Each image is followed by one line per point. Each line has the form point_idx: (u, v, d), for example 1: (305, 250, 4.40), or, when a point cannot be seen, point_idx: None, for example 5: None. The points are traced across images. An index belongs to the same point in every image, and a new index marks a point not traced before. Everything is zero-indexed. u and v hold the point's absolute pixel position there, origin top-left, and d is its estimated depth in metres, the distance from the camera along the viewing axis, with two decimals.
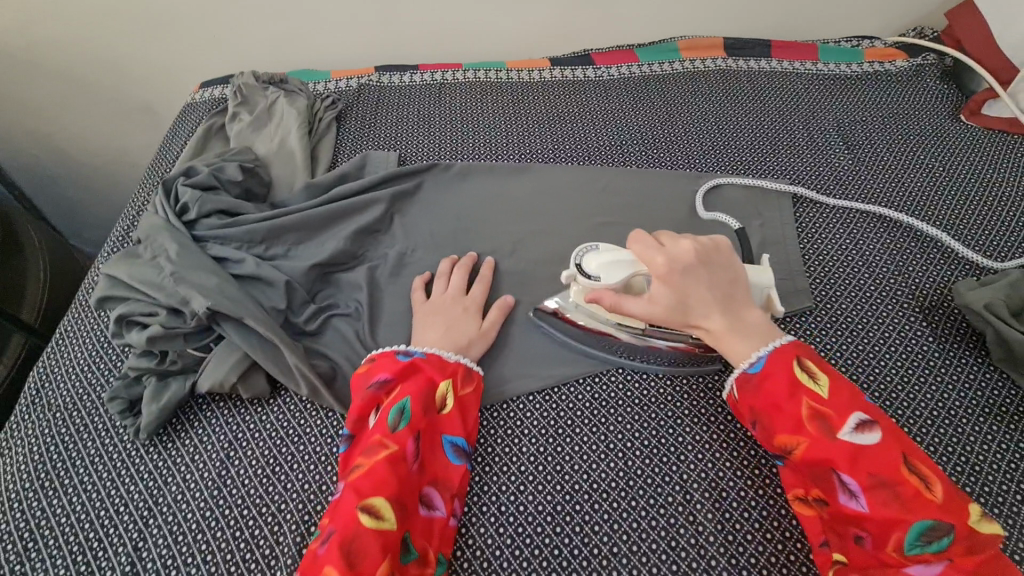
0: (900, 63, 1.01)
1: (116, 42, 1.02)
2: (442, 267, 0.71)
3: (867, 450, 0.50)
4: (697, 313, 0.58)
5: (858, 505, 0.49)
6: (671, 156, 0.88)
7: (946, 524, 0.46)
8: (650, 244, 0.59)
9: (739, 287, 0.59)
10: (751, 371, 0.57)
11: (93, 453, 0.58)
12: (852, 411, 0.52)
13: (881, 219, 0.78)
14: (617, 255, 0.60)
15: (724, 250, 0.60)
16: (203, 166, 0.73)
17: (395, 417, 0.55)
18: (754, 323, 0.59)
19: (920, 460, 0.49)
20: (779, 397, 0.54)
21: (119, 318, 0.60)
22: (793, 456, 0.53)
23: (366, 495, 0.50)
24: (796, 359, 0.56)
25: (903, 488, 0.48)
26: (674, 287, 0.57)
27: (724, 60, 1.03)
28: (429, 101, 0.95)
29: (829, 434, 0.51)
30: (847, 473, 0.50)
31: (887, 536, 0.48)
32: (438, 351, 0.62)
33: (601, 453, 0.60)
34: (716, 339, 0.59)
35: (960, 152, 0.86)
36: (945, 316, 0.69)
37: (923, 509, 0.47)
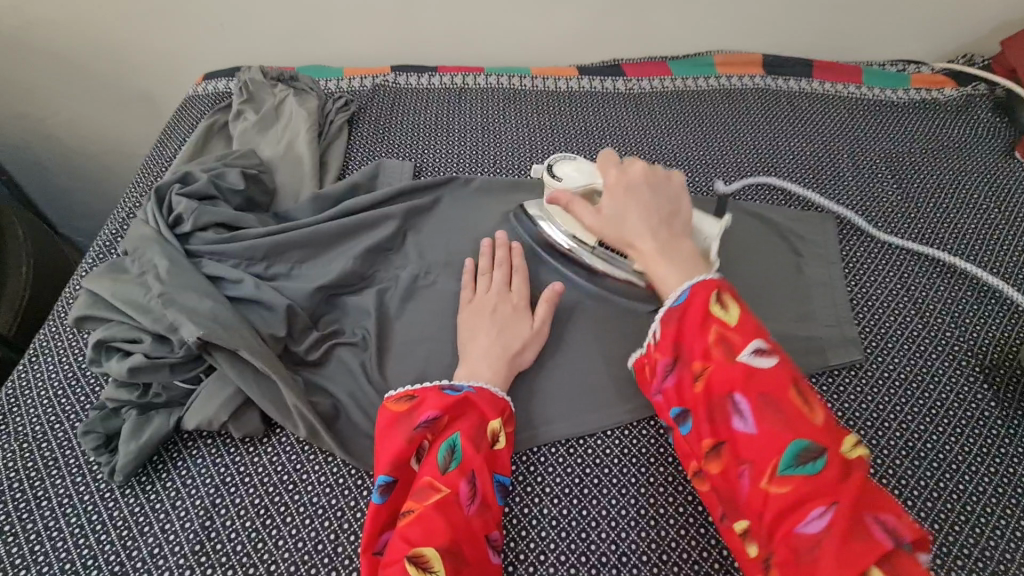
0: (948, 91, 0.96)
1: (116, 25, 0.95)
2: (483, 259, 0.66)
3: (763, 373, 0.46)
4: (632, 235, 0.58)
5: (746, 427, 0.45)
6: (707, 181, 0.82)
7: (824, 448, 0.43)
8: (612, 163, 0.63)
9: (681, 215, 0.59)
10: (675, 305, 0.52)
11: (61, 493, 0.51)
12: (754, 335, 0.48)
13: (933, 264, 0.73)
14: (583, 164, 0.65)
15: (677, 185, 0.61)
16: (201, 172, 0.66)
17: (446, 456, 0.50)
18: (689, 253, 0.56)
19: (809, 388, 0.47)
20: (690, 322, 0.50)
21: (99, 343, 0.54)
22: (695, 384, 0.49)
23: (415, 543, 0.45)
24: (716, 291, 0.51)
25: (791, 410, 0.45)
26: (616, 201, 0.59)
27: (763, 78, 0.97)
28: (449, 106, 0.88)
29: (730, 358, 0.47)
30: (741, 395, 0.46)
31: (768, 464, 0.44)
32: (488, 385, 0.55)
33: (631, 520, 0.54)
34: (646, 263, 0.56)
35: (1014, 194, 0.81)
36: (1006, 378, 0.63)
37: (806, 432, 0.44)
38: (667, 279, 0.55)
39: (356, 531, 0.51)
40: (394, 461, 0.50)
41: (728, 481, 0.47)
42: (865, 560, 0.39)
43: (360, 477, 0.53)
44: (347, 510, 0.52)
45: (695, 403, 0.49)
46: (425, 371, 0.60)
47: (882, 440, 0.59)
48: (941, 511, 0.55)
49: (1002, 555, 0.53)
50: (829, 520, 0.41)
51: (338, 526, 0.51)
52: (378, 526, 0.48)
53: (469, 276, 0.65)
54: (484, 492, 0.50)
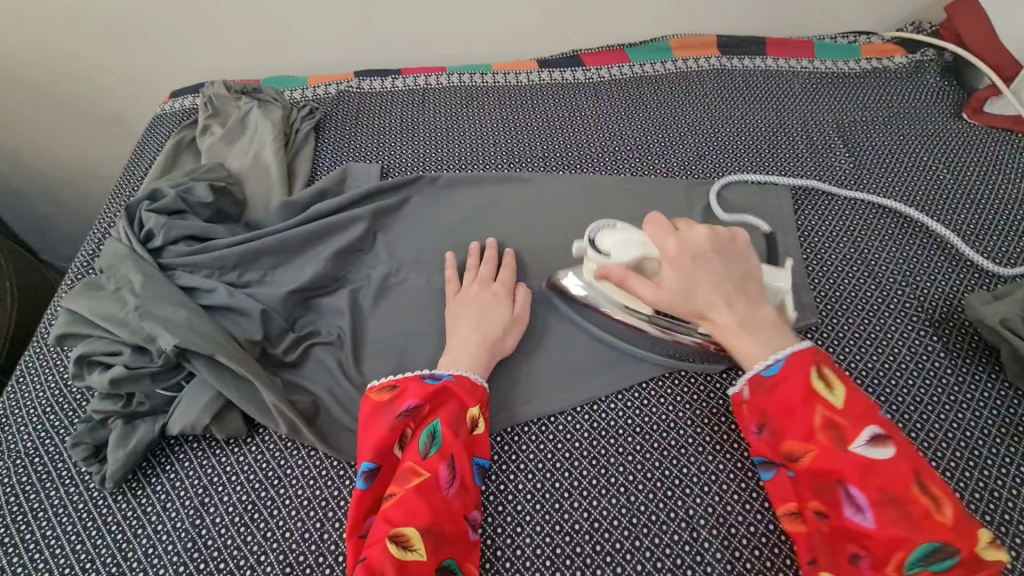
0: (899, 59, 0.98)
1: (81, 50, 0.96)
2: (470, 257, 0.69)
3: (881, 466, 0.48)
4: (706, 308, 0.56)
5: (864, 519, 0.47)
6: (666, 162, 0.84)
7: (952, 544, 0.45)
8: (665, 228, 0.59)
9: (751, 281, 0.58)
10: (765, 374, 0.54)
11: (56, 504, 0.54)
12: (867, 426, 0.49)
13: (884, 227, 0.76)
14: (630, 232, 0.61)
15: (741, 246, 0.59)
16: (168, 188, 0.68)
17: (426, 442, 0.53)
18: (768, 323, 0.56)
19: (933, 482, 0.47)
20: (793, 405, 0.52)
21: (80, 358, 0.56)
22: (799, 464, 0.51)
23: (397, 522, 0.48)
24: (816, 368, 0.53)
25: (912, 507, 0.46)
26: (682, 274, 0.56)
27: (718, 58, 0.99)
28: (412, 108, 0.90)
29: (841, 447, 0.49)
30: (855, 486, 0.48)
31: (885, 553, 0.46)
32: (467, 372, 0.58)
33: (602, 488, 0.56)
34: (722, 333, 0.56)
35: (963, 153, 0.84)
36: (954, 329, 0.66)
37: (931, 529, 0.45)
38: (751, 356, 0.55)
39: (340, 518, 0.53)
40: (376, 448, 0.52)
41: None
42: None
43: (342, 468, 0.56)
44: (330, 499, 0.54)
45: (806, 484, 0.51)
46: (401, 364, 0.63)
47: None
48: None
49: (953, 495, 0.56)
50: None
51: (323, 515, 0.53)
52: (361, 510, 0.51)
53: (454, 270, 0.68)
54: (463, 475, 0.52)
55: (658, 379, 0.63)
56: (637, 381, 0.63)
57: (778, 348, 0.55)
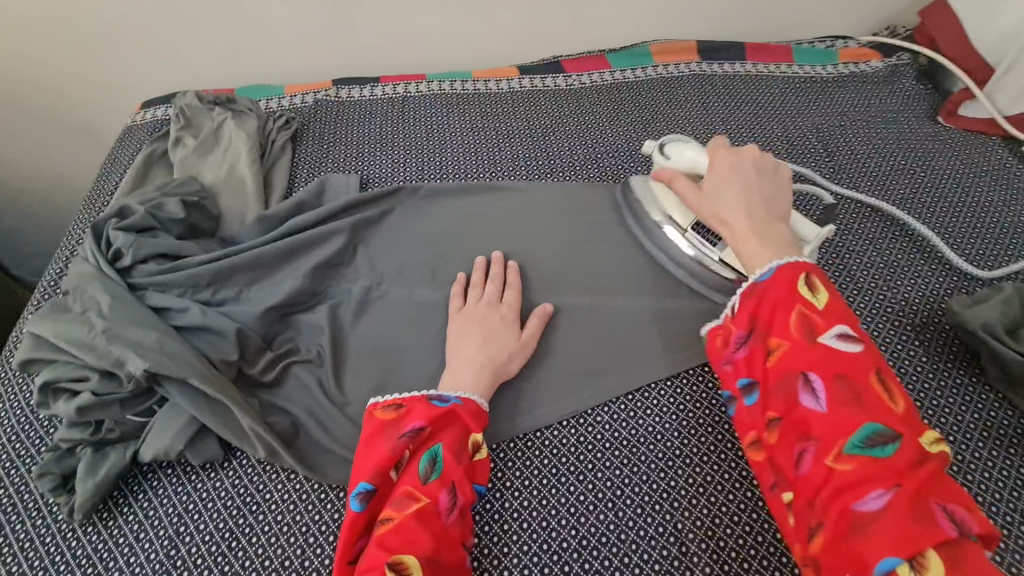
0: (875, 63, 1.00)
1: (47, 59, 0.93)
2: (475, 273, 0.68)
3: (845, 357, 0.47)
4: (727, 211, 0.58)
5: (818, 405, 0.46)
6: (649, 168, 0.84)
7: (898, 435, 0.43)
8: (723, 147, 0.64)
9: (780, 202, 0.59)
10: (758, 279, 0.53)
11: (22, 538, 0.51)
12: (838, 324, 0.48)
13: (865, 230, 0.76)
14: (694, 148, 0.68)
15: (786, 176, 0.61)
16: (138, 204, 0.66)
17: (427, 466, 0.51)
18: (783, 237, 0.55)
19: (890, 379, 0.47)
20: (774, 301, 0.51)
21: (45, 385, 0.54)
22: (770, 359, 0.50)
23: (395, 551, 0.46)
24: (806, 275, 0.51)
25: (869, 397, 0.45)
26: (720, 180, 0.61)
27: (698, 64, 0.99)
28: (392, 116, 0.89)
29: (811, 339, 0.48)
30: (817, 375, 0.47)
31: (835, 439, 0.44)
32: (473, 397, 0.56)
33: (590, 504, 0.55)
34: (736, 240, 0.57)
35: (938, 156, 0.85)
36: (935, 333, 0.67)
37: (880, 417, 0.44)
38: (755, 256, 0.55)
39: (321, 544, 0.52)
40: (375, 470, 0.50)
41: (785, 456, 0.48)
42: (919, 541, 0.39)
43: (323, 491, 0.54)
44: (311, 525, 0.52)
45: (773, 379, 0.49)
46: (383, 381, 0.61)
47: None
48: None
49: None
50: (890, 503, 0.41)
51: (304, 541, 0.52)
52: (353, 534, 0.49)
53: (461, 287, 0.66)
54: (464, 502, 0.51)
55: (644, 390, 0.62)
56: (623, 393, 0.62)
57: (784, 254, 0.54)
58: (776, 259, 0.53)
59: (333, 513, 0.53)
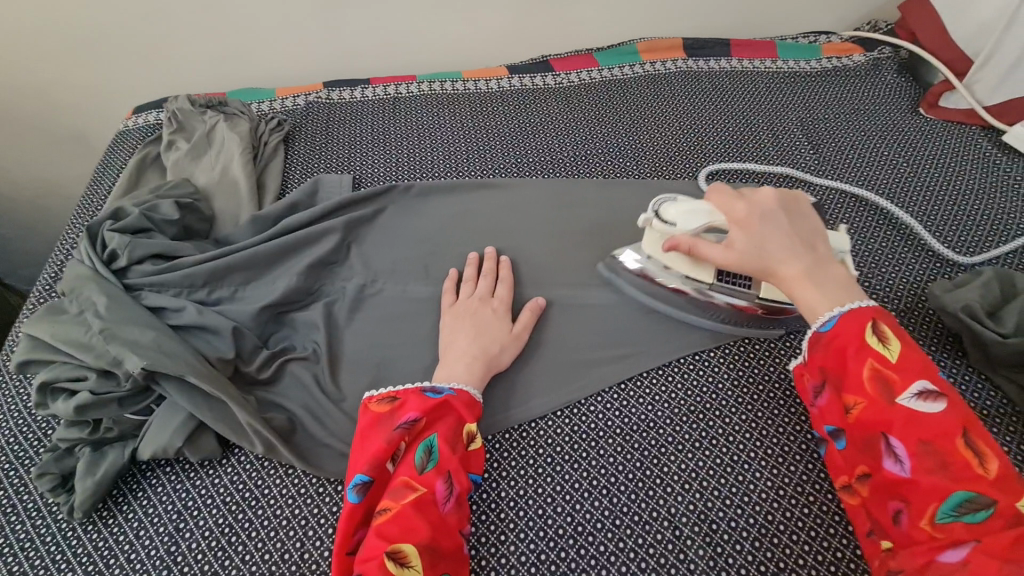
0: (857, 57, 1.02)
1: (38, 65, 0.94)
2: (468, 268, 0.69)
3: (927, 417, 0.45)
4: (775, 262, 0.55)
5: (901, 468, 0.46)
6: (638, 164, 0.85)
7: (990, 498, 0.42)
8: (728, 195, 0.59)
9: (820, 234, 0.57)
10: (822, 330, 0.52)
11: (23, 538, 0.52)
12: (918, 378, 0.47)
13: (849, 220, 0.78)
14: (692, 205, 0.62)
15: (806, 207, 0.60)
16: (132, 206, 0.66)
17: (423, 457, 0.52)
18: (836, 275, 0.54)
19: (984, 438, 0.44)
20: (847, 355, 0.50)
21: (43, 386, 0.54)
22: (849, 416, 0.50)
23: (394, 539, 0.47)
24: (873, 321, 0.50)
25: (954, 459, 0.44)
26: (749, 233, 0.56)
27: (684, 60, 1.01)
28: (383, 117, 0.90)
29: (888, 396, 0.47)
30: (896, 437, 0.46)
31: (919, 501, 0.44)
32: (467, 388, 0.57)
33: (585, 491, 0.56)
34: (793, 289, 0.54)
35: (920, 146, 0.87)
36: (919, 318, 0.68)
37: (969, 480, 0.43)
38: (818, 305, 0.53)
39: (320, 537, 0.52)
40: (372, 461, 0.51)
41: (876, 513, 0.48)
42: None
43: (321, 485, 0.55)
44: (310, 518, 0.53)
45: (854, 436, 0.49)
46: (378, 377, 0.62)
47: None
48: None
49: None
50: (972, 563, 0.40)
51: (303, 534, 0.52)
52: (351, 524, 0.50)
53: (453, 282, 0.67)
54: (460, 491, 0.52)
55: (636, 380, 0.63)
56: (615, 383, 0.63)
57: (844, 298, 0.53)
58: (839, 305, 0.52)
59: (331, 506, 0.54)
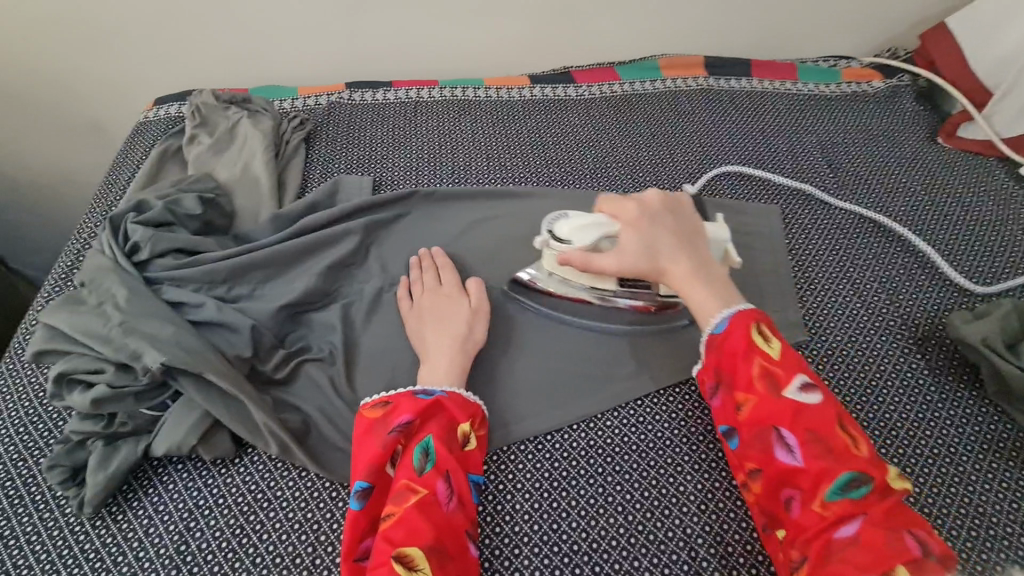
0: (876, 83, 1.02)
1: (60, 53, 0.93)
2: (412, 273, 0.68)
3: (811, 408, 0.50)
4: (663, 259, 0.59)
5: (793, 458, 0.49)
6: (657, 179, 0.86)
7: (868, 475, 0.47)
8: (619, 200, 0.63)
9: (699, 237, 0.62)
10: (715, 332, 0.56)
11: (29, 531, 0.51)
12: (798, 371, 0.52)
13: (870, 245, 0.79)
14: (586, 219, 0.62)
15: (688, 209, 0.64)
16: (155, 200, 0.66)
17: (420, 458, 0.51)
18: (718, 278, 0.59)
19: (849, 421, 0.50)
20: (735, 355, 0.53)
21: (59, 376, 0.54)
22: (740, 414, 0.52)
23: (399, 543, 0.46)
24: (755, 322, 0.54)
25: (836, 443, 0.49)
26: (640, 233, 0.59)
27: (706, 78, 1.01)
28: (404, 120, 0.90)
29: (775, 392, 0.51)
30: (788, 429, 0.50)
31: (814, 489, 0.48)
32: (457, 389, 0.57)
33: (600, 508, 0.56)
34: (685, 290, 0.58)
35: (937, 175, 0.88)
36: (937, 347, 0.69)
37: (851, 462, 0.48)
38: (706, 303, 0.57)
39: (332, 542, 0.52)
40: (370, 466, 0.51)
41: (770, 504, 0.51)
42: (898, 569, 0.43)
43: (335, 489, 0.54)
44: (323, 522, 0.53)
45: (744, 432, 0.52)
46: (394, 381, 0.61)
47: None
48: None
49: (940, 510, 0.57)
50: (866, 537, 0.45)
51: (316, 538, 0.52)
52: (356, 531, 0.49)
53: (405, 290, 0.67)
54: (461, 490, 0.51)
55: (653, 396, 0.64)
56: (632, 399, 0.63)
57: (733, 303, 0.57)
58: (727, 306, 0.57)
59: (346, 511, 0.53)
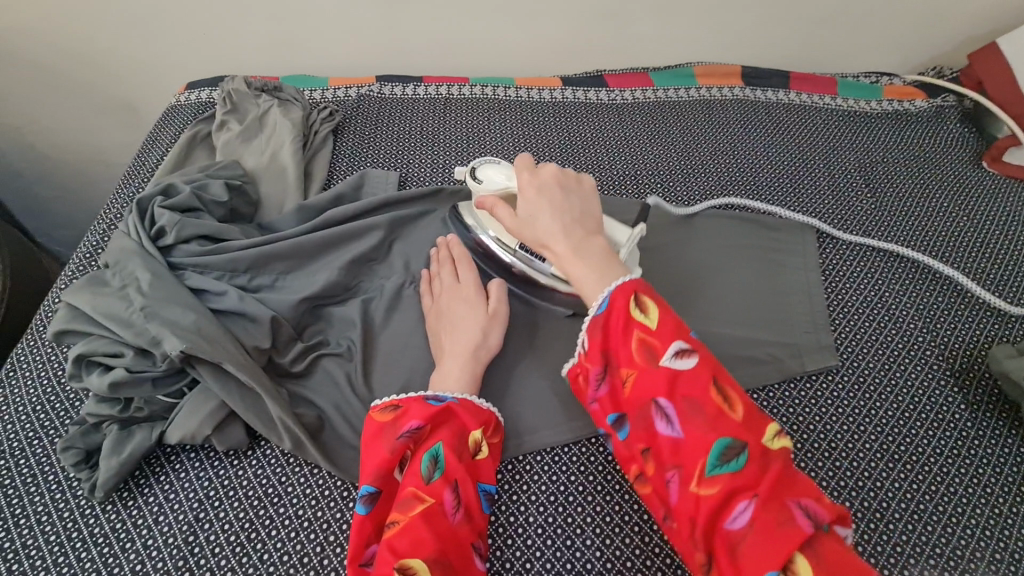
0: (920, 102, 0.99)
1: (95, 32, 0.93)
2: (433, 265, 0.67)
3: (686, 375, 0.46)
4: (545, 237, 0.53)
5: (674, 433, 0.45)
6: (688, 190, 0.83)
7: (745, 444, 0.44)
8: (522, 165, 0.58)
9: (590, 214, 0.56)
10: (597, 313, 0.49)
11: (40, 510, 0.51)
12: (674, 338, 0.47)
13: (907, 270, 0.76)
14: (504, 169, 0.63)
15: (589, 188, 0.58)
16: (183, 184, 0.66)
17: (428, 465, 0.50)
18: (603, 257, 0.52)
19: (728, 384, 0.47)
20: (613, 330, 0.49)
21: (78, 358, 0.54)
22: (626, 391, 0.48)
23: (403, 554, 0.45)
24: (635, 295, 0.49)
25: (711, 409, 0.45)
26: (526, 203, 0.55)
27: (742, 89, 0.99)
28: (433, 117, 0.89)
29: (653, 364, 0.47)
30: (666, 402, 0.46)
31: (695, 466, 0.44)
32: (469, 397, 0.55)
33: (615, 526, 0.55)
34: (561, 266, 0.53)
35: (980, 201, 0.84)
36: (974, 381, 0.66)
37: (726, 429, 0.44)
38: (585, 281, 0.51)
39: (341, 543, 0.51)
40: (378, 471, 0.49)
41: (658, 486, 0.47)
42: (788, 549, 0.40)
43: (346, 489, 0.53)
44: (332, 521, 0.52)
45: (629, 412, 0.48)
46: (411, 381, 0.60)
47: (861, 447, 0.61)
48: (914, 513, 0.57)
49: (973, 554, 0.55)
50: (754, 515, 0.42)
51: (325, 538, 0.51)
52: (362, 537, 0.48)
53: (426, 284, 0.66)
54: (468, 501, 0.50)
55: None
56: None
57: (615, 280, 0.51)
58: (607, 287, 0.50)
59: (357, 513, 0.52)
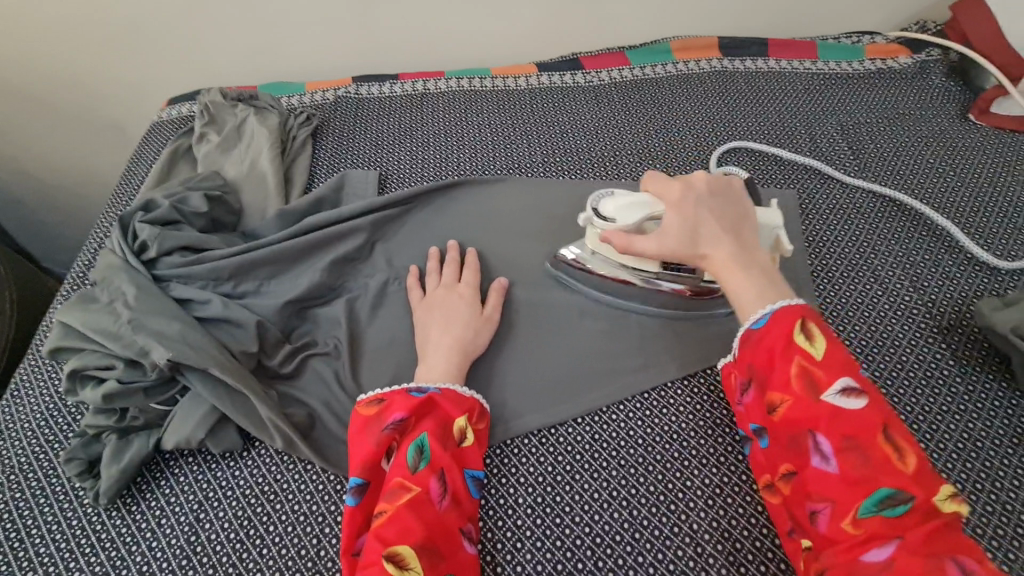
0: (903, 59, 0.97)
1: (76, 54, 0.95)
2: (430, 262, 0.68)
3: (850, 414, 0.47)
4: (704, 247, 0.56)
5: (828, 467, 0.47)
6: (668, 166, 0.83)
7: (910, 495, 0.44)
8: (665, 180, 0.61)
9: (745, 224, 0.58)
10: (754, 326, 0.52)
11: (50, 521, 0.53)
12: (842, 374, 0.48)
13: (892, 229, 0.75)
14: (631, 196, 0.61)
15: (739, 195, 0.60)
16: (163, 198, 0.67)
17: (414, 456, 0.51)
18: (763, 268, 0.55)
19: (902, 432, 0.46)
20: (772, 352, 0.51)
21: (73, 372, 0.56)
22: (777, 415, 0.50)
23: (391, 541, 0.47)
24: (801, 321, 0.50)
25: (877, 455, 0.45)
26: (682, 215, 0.57)
27: (720, 60, 0.98)
28: (410, 113, 0.89)
29: (813, 395, 0.48)
30: (823, 435, 0.47)
31: (846, 503, 0.45)
32: (451, 385, 0.57)
33: (604, 502, 0.56)
34: (722, 275, 0.55)
35: (969, 154, 0.83)
36: (964, 337, 0.66)
37: (889, 476, 0.45)
38: (745, 292, 0.53)
39: (335, 534, 0.52)
40: (365, 464, 0.51)
41: (802, 512, 0.49)
42: None
43: (339, 482, 0.55)
44: (327, 514, 0.53)
45: (780, 435, 0.50)
46: (398, 374, 0.62)
47: None
48: None
49: (965, 508, 0.55)
50: (902, 561, 0.42)
51: (321, 530, 0.52)
52: (353, 529, 0.50)
53: (416, 278, 0.67)
54: (454, 488, 0.52)
55: (660, 389, 0.62)
56: (639, 392, 0.62)
57: (778, 297, 0.53)
58: (772, 300, 0.53)
59: None
